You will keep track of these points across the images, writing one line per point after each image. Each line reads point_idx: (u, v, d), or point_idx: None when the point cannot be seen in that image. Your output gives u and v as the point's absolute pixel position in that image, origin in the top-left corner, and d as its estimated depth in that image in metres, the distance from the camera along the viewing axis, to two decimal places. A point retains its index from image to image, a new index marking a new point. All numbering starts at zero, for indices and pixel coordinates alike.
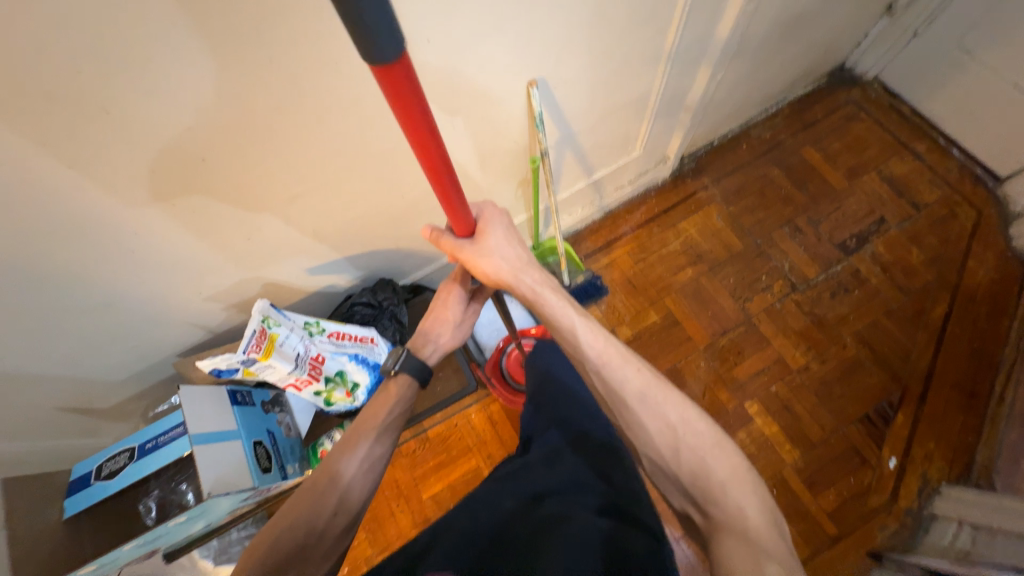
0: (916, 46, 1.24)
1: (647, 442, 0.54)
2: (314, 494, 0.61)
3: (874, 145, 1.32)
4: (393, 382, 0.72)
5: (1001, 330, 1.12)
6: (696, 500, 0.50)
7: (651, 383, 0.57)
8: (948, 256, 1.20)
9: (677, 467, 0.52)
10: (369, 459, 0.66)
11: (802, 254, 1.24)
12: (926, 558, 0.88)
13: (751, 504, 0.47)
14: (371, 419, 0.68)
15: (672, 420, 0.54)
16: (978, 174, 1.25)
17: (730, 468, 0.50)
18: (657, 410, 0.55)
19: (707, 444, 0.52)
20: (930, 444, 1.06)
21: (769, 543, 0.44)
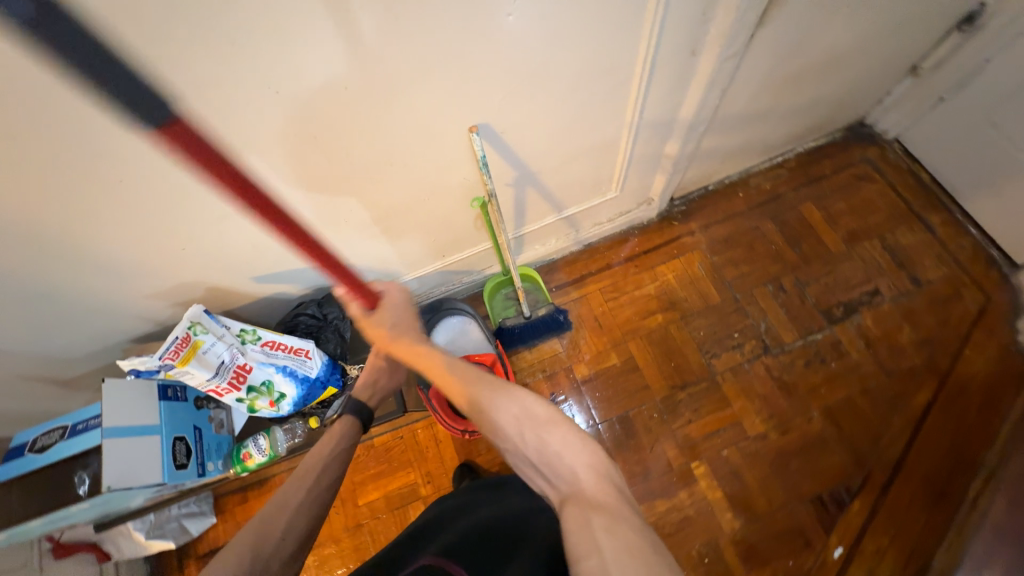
0: (940, 111, 1.14)
1: (500, 437, 0.57)
2: (259, 521, 0.59)
3: (881, 211, 1.23)
4: (335, 421, 0.74)
5: (988, 429, 1.03)
6: (545, 474, 0.54)
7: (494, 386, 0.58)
8: (944, 341, 1.11)
9: (525, 451, 0.55)
10: (318, 489, 0.65)
11: (781, 316, 1.18)
12: None
13: (581, 468, 0.51)
14: (317, 450, 0.69)
15: (514, 411, 0.55)
16: (994, 255, 1.15)
17: (562, 438, 0.53)
18: (503, 405, 0.56)
19: (542, 423, 0.54)
20: (884, 539, 0.99)
21: (601, 499, 0.49)
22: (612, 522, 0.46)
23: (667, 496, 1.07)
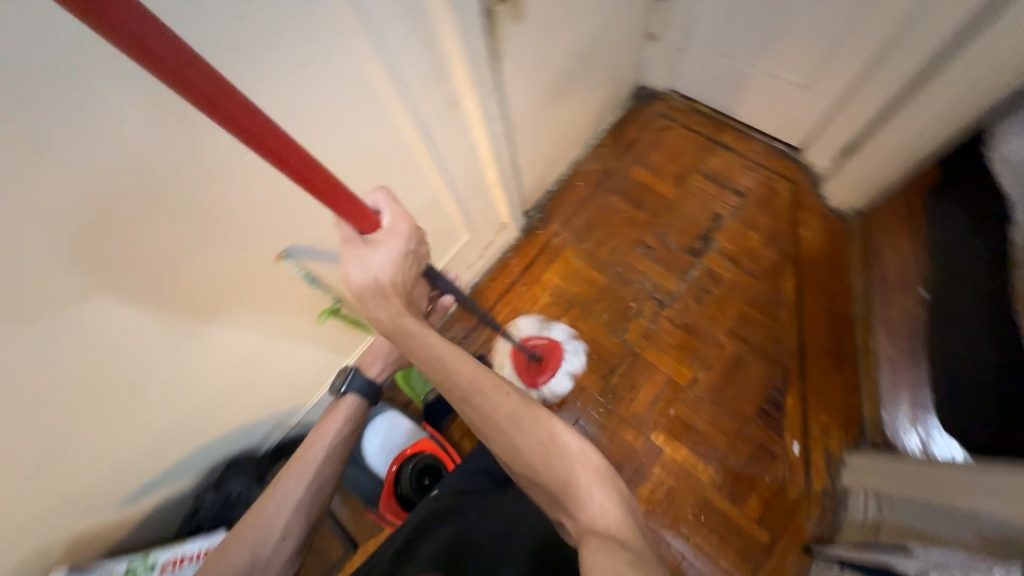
0: (688, 59, 1.35)
1: (525, 461, 0.66)
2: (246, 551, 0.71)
3: (690, 149, 1.41)
4: (342, 402, 0.87)
5: (845, 285, 1.21)
6: (570, 512, 0.64)
7: (520, 405, 0.68)
8: (783, 230, 1.29)
9: (550, 480, 0.65)
10: (301, 501, 0.77)
11: (659, 270, 1.29)
12: (839, 545, 0.91)
13: (605, 503, 0.63)
14: (319, 441, 0.82)
15: (544, 439, 0.66)
16: (782, 149, 1.36)
17: (590, 474, 0.65)
18: (533, 431, 0.66)
19: (574, 453, 0.67)
20: (823, 416, 1.10)
21: (624, 537, 0.59)
22: (637, 558, 0.54)
23: (645, 477, 1.10)
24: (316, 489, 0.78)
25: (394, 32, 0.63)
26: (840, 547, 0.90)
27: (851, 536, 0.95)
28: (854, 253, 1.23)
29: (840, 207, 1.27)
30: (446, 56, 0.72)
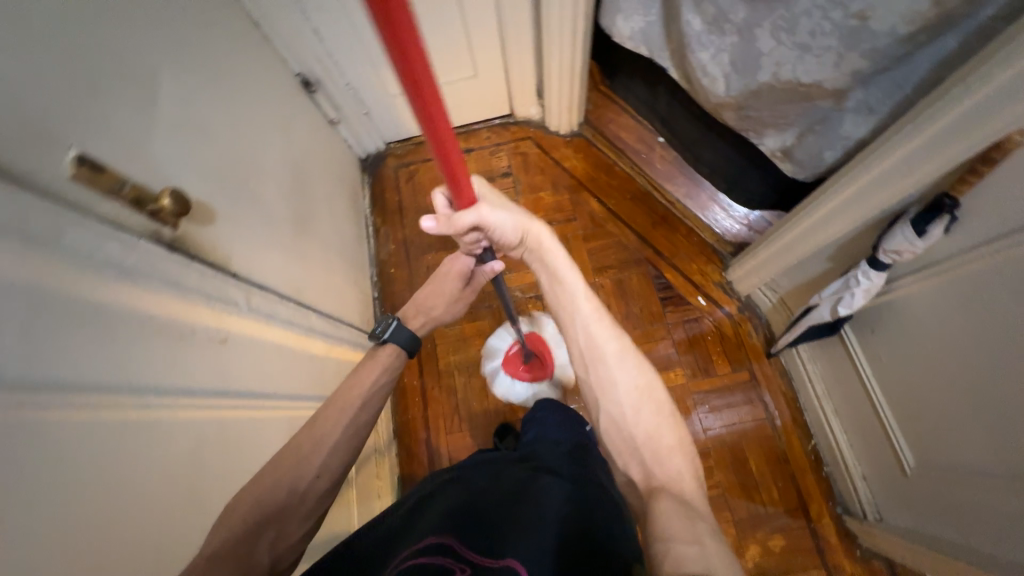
0: (376, 115, 1.38)
1: (614, 401, 0.69)
2: (286, 475, 0.63)
3: (444, 173, 1.47)
4: (381, 350, 0.78)
5: (622, 174, 1.42)
6: (649, 465, 0.63)
7: (626, 350, 0.73)
8: (555, 173, 1.44)
9: (636, 426, 0.66)
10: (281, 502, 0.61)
11: (512, 277, 1.33)
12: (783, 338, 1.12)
13: (687, 472, 0.62)
14: (354, 387, 0.72)
15: (637, 385, 0.70)
16: (501, 123, 1.51)
17: (676, 440, 0.65)
18: (627, 371, 0.70)
19: (660, 416, 0.67)
20: (694, 265, 1.30)
21: (698, 503, 0.59)
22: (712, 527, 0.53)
23: None
24: (340, 450, 0.68)
25: (111, 357, 0.48)
26: (783, 338, 1.09)
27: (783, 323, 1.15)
28: (607, 150, 1.45)
29: (571, 129, 1.47)
30: (185, 314, 0.58)
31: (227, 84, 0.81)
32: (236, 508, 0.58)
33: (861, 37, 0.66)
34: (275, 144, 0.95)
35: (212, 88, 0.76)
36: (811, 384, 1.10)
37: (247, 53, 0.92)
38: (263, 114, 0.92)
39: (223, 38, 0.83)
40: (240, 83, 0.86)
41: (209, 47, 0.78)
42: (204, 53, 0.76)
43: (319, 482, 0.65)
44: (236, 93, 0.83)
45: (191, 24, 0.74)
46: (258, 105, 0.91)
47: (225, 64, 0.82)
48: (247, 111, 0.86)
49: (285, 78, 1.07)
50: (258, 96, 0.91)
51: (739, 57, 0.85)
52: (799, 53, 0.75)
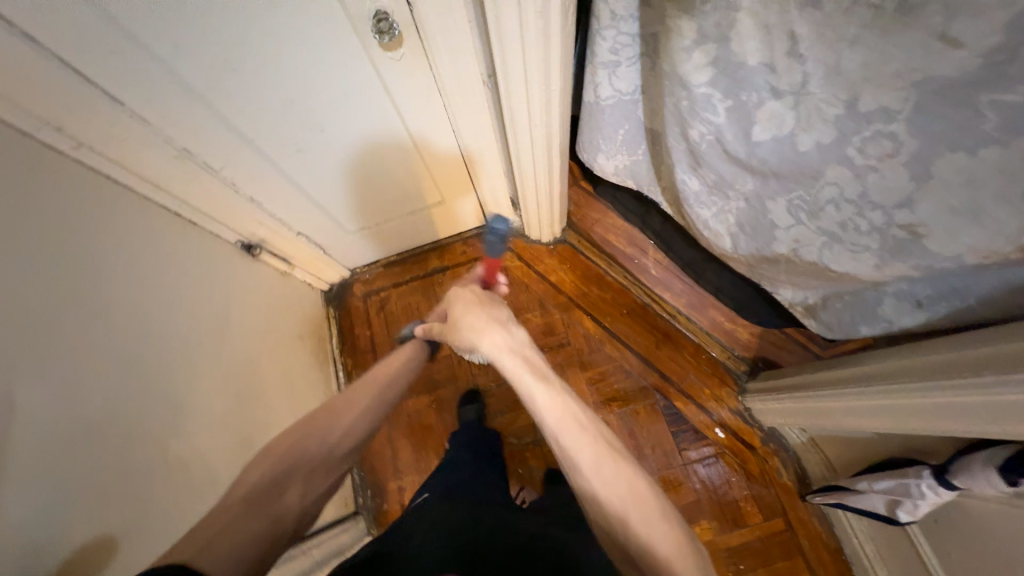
0: (336, 250, 1.23)
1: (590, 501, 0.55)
2: (321, 421, 0.66)
3: (420, 300, 1.33)
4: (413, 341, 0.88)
5: (615, 285, 1.29)
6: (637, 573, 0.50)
7: (599, 449, 0.57)
8: (541, 288, 1.31)
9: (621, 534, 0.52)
10: (338, 432, 0.67)
11: (504, 420, 1.19)
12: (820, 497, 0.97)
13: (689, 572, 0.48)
14: (393, 365, 0.81)
15: (614, 486, 0.54)
16: (476, 234, 1.38)
17: (666, 530, 0.52)
18: (597, 474, 0.55)
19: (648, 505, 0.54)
20: (707, 391, 1.17)
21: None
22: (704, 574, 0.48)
23: None
24: (368, 417, 0.71)
25: None
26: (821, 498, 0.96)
27: (821, 470, 1.01)
28: (595, 259, 1.32)
29: (553, 237, 1.33)
30: None
31: (133, 326, 0.66)
32: (259, 461, 0.58)
33: (910, 250, 0.54)
34: (207, 356, 0.79)
35: (107, 350, 0.61)
36: (859, 542, 0.95)
37: (163, 258, 0.76)
38: (190, 325, 0.77)
39: (125, 264, 0.68)
40: (154, 309, 0.70)
41: (100, 295, 0.62)
42: (93, 308, 0.61)
43: (346, 440, 0.67)
44: (146, 329, 0.68)
45: (70, 281, 0.59)
46: (183, 318, 0.76)
47: (129, 301, 0.66)
48: (165, 340, 0.71)
49: (216, 252, 0.92)
50: (181, 308, 0.76)
51: (749, 222, 0.72)
52: (826, 240, 0.62)
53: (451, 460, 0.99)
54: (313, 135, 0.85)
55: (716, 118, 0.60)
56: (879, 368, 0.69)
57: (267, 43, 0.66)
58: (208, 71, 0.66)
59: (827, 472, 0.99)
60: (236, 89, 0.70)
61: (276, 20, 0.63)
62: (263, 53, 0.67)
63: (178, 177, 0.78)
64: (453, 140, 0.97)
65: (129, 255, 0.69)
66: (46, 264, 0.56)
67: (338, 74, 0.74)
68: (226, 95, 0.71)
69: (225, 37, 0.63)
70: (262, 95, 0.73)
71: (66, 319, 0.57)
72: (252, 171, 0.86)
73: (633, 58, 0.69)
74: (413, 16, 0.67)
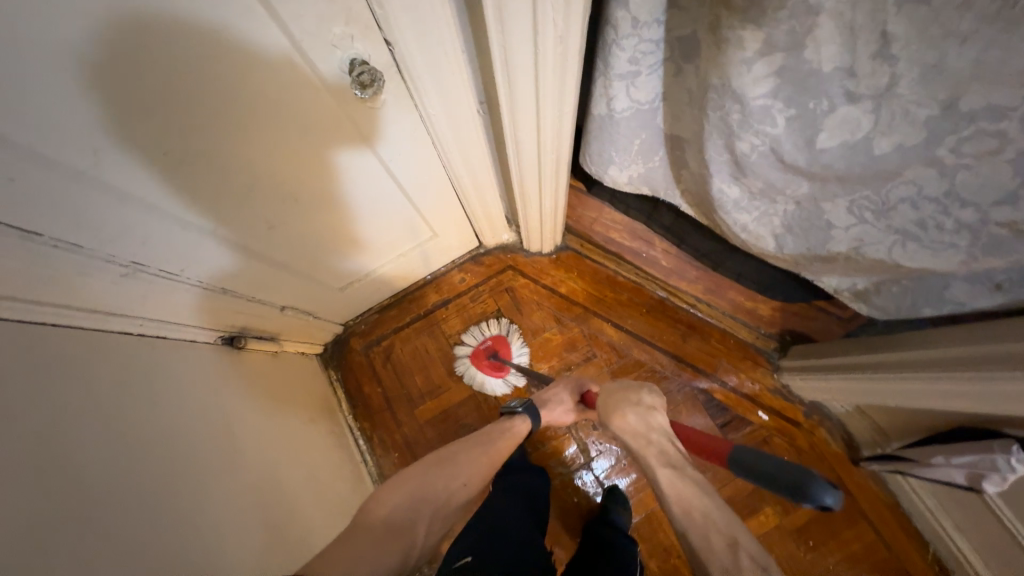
0: (325, 311, 1.10)
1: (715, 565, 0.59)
2: (441, 475, 0.75)
3: (427, 342, 1.23)
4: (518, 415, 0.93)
5: (628, 284, 1.24)
6: None
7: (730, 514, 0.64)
8: (552, 303, 1.24)
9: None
10: (456, 477, 0.76)
11: (550, 449, 1.15)
12: (874, 464, 0.99)
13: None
14: (506, 432, 0.89)
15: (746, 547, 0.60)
16: (471, 258, 1.27)
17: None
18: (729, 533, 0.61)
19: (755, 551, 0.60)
20: (742, 375, 1.15)
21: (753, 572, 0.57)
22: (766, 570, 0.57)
23: None
24: (475, 476, 0.79)
25: None
26: (876, 465, 0.97)
27: (868, 436, 1.02)
28: (602, 261, 1.25)
29: (554, 247, 1.25)
30: None
31: (125, 496, 0.54)
32: (397, 491, 0.69)
33: (1007, 246, 0.49)
34: (218, 494, 0.68)
35: (104, 545, 0.49)
36: (919, 496, 0.96)
37: (141, 394, 0.63)
38: (191, 464, 0.65)
39: (99, 427, 0.55)
40: (147, 461, 0.58)
41: (77, 477, 0.50)
42: (74, 496, 0.48)
43: (458, 492, 0.75)
44: (145, 497, 0.56)
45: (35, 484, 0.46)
46: (181, 457, 0.64)
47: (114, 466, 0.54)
48: (168, 497, 0.59)
49: (200, 359, 0.78)
50: (176, 447, 0.64)
51: (798, 223, 0.66)
52: (898, 238, 0.58)
53: (512, 517, 0.92)
54: (286, 206, 0.72)
55: (774, 129, 0.52)
56: (966, 353, 0.66)
57: (209, 118, 0.53)
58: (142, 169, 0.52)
59: (875, 438, 1.00)
60: (182, 178, 0.57)
61: (217, 91, 0.51)
62: (207, 132, 0.54)
63: (130, 297, 0.64)
64: (442, 174, 0.86)
65: (101, 408, 0.56)
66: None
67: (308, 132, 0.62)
68: (171, 188, 0.57)
69: (157, 123, 0.49)
70: (215, 178, 0.60)
71: (44, 528, 0.44)
72: (220, 262, 0.73)
73: (655, 65, 0.59)
74: (393, 57, 0.56)
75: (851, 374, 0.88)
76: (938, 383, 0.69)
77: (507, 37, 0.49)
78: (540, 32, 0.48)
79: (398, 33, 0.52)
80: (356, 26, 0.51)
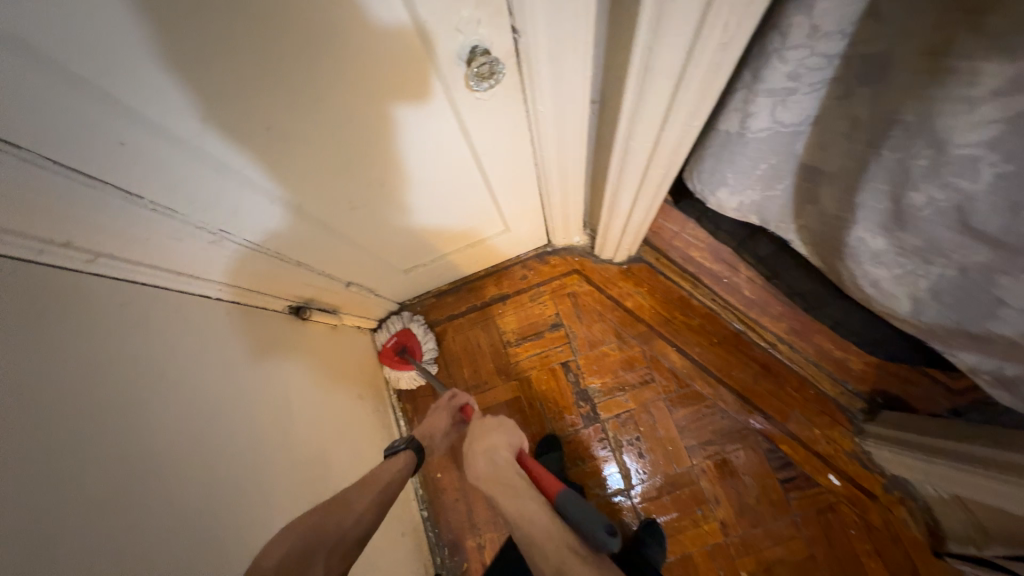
0: (387, 290, 1.10)
1: None
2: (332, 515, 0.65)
3: (479, 334, 1.21)
4: (400, 457, 0.81)
5: (701, 310, 1.14)
6: None
7: None
8: (615, 316, 1.17)
9: None
10: (353, 519, 0.67)
11: (588, 469, 1.09)
12: (963, 563, 0.86)
13: None
14: (387, 474, 0.77)
15: None
16: (537, 255, 1.22)
17: None
18: None
19: None
20: (816, 431, 1.04)
21: None
22: None
23: None
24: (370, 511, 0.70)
25: None
26: (965, 565, 0.85)
27: (959, 531, 0.89)
28: (677, 280, 1.16)
29: (627, 257, 1.17)
30: None
31: (181, 466, 0.53)
32: (285, 535, 0.59)
33: None
34: (270, 467, 0.68)
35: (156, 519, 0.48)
36: None
37: (208, 359, 0.63)
38: (244, 435, 0.65)
39: (174, 391, 0.56)
40: (201, 431, 0.58)
41: (140, 444, 0.49)
42: (134, 464, 0.48)
43: (355, 528, 0.66)
44: (206, 465, 0.56)
45: (115, 444, 0.47)
46: (234, 428, 0.63)
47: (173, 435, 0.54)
48: (219, 469, 0.58)
49: (268, 327, 0.79)
50: (236, 414, 0.65)
51: (953, 293, 0.55)
52: None
53: None
54: (369, 185, 0.69)
55: (973, 185, 0.41)
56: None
57: (301, 86, 0.48)
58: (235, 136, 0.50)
59: (969, 535, 0.87)
60: (268, 146, 0.53)
61: (315, 58, 0.45)
62: (298, 100, 0.49)
63: (211, 263, 0.64)
64: (532, 169, 0.80)
65: (169, 373, 0.56)
66: (64, 440, 0.42)
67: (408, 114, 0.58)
68: (259, 157, 0.54)
69: (251, 88, 0.45)
70: (301, 150, 0.56)
71: (105, 495, 0.44)
72: (298, 237, 0.72)
73: (818, 84, 0.51)
74: (515, 46, 0.51)
75: (963, 469, 0.76)
76: None
77: (659, 38, 0.42)
78: (702, 35, 0.41)
79: (531, 22, 0.47)
80: (485, 10, 0.46)
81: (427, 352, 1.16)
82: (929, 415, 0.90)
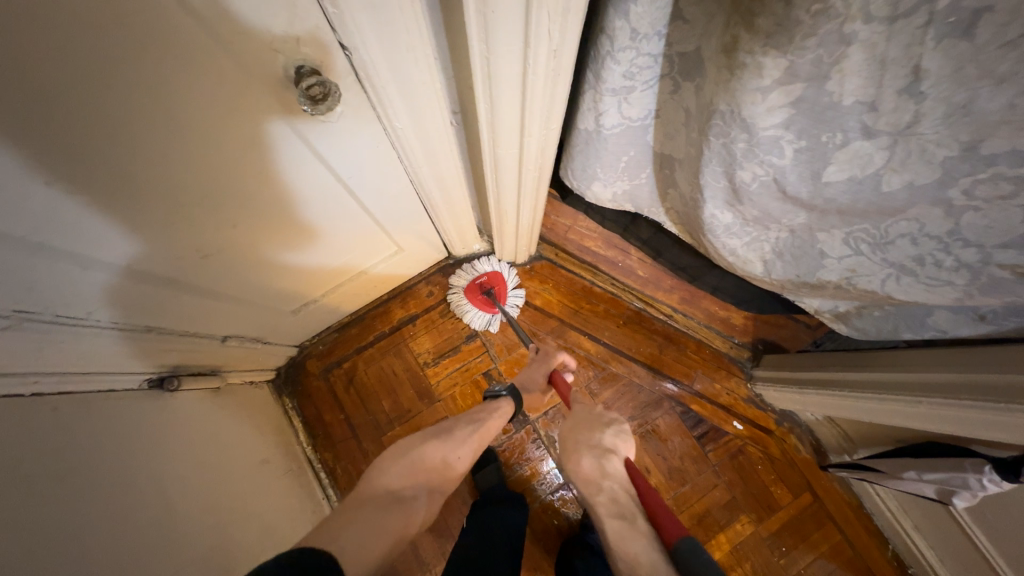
0: (276, 335, 0.98)
1: None
2: (438, 447, 0.72)
3: (393, 361, 1.14)
4: (503, 399, 0.86)
5: (604, 295, 1.20)
6: None
7: None
8: (527, 316, 1.18)
9: None
10: (456, 451, 0.73)
11: (528, 473, 1.08)
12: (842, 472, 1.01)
13: None
14: (488, 416, 0.81)
15: None
16: (439, 270, 1.19)
17: None
18: None
19: None
20: (717, 385, 1.15)
21: None
22: None
23: None
24: (470, 452, 0.76)
25: None
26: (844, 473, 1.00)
27: (834, 443, 1.05)
28: (577, 271, 1.20)
29: (528, 257, 1.19)
30: None
31: None
32: (390, 473, 0.65)
33: (1006, 288, 0.47)
34: (168, 565, 0.57)
35: None
36: (882, 499, 1.01)
37: (47, 460, 0.50)
38: (123, 536, 0.53)
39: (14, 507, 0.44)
40: (60, 548, 0.46)
41: None
42: None
43: (453, 470, 0.72)
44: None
45: None
46: (107, 531, 0.52)
47: (21, 558, 0.42)
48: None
49: (125, 409, 0.66)
50: (109, 515, 0.53)
51: (790, 251, 0.64)
52: (893, 272, 0.55)
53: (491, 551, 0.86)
54: (221, 225, 0.60)
55: (782, 161, 0.49)
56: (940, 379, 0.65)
57: (158, 101, 0.42)
58: (30, 183, 0.39)
59: (842, 445, 1.03)
60: (108, 181, 0.44)
61: (171, 71, 0.40)
62: (150, 119, 0.43)
63: (22, 353, 0.51)
64: (409, 187, 0.77)
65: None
66: None
67: (288, 139, 0.55)
68: (90, 200, 0.45)
69: (86, 109, 0.38)
70: (156, 180, 0.48)
71: None
72: (140, 297, 0.60)
73: (650, 81, 0.55)
74: (351, 65, 0.48)
75: (826, 393, 0.89)
76: (916, 405, 0.69)
77: (493, 46, 0.41)
78: (535, 42, 0.41)
79: (359, 37, 0.44)
80: (300, 26, 0.42)
81: (513, 298, 1.14)
82: (798, 352, 1.05)
